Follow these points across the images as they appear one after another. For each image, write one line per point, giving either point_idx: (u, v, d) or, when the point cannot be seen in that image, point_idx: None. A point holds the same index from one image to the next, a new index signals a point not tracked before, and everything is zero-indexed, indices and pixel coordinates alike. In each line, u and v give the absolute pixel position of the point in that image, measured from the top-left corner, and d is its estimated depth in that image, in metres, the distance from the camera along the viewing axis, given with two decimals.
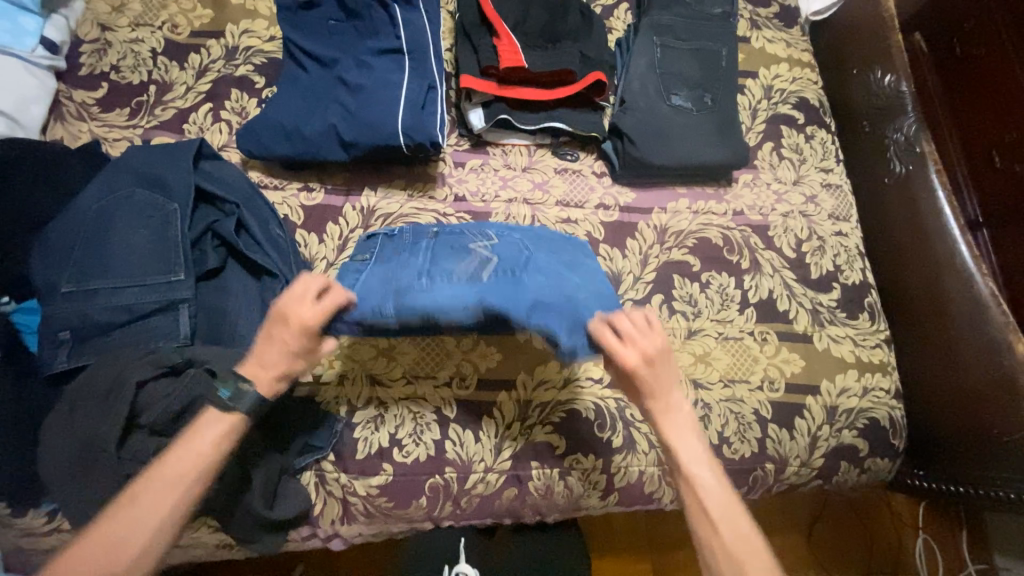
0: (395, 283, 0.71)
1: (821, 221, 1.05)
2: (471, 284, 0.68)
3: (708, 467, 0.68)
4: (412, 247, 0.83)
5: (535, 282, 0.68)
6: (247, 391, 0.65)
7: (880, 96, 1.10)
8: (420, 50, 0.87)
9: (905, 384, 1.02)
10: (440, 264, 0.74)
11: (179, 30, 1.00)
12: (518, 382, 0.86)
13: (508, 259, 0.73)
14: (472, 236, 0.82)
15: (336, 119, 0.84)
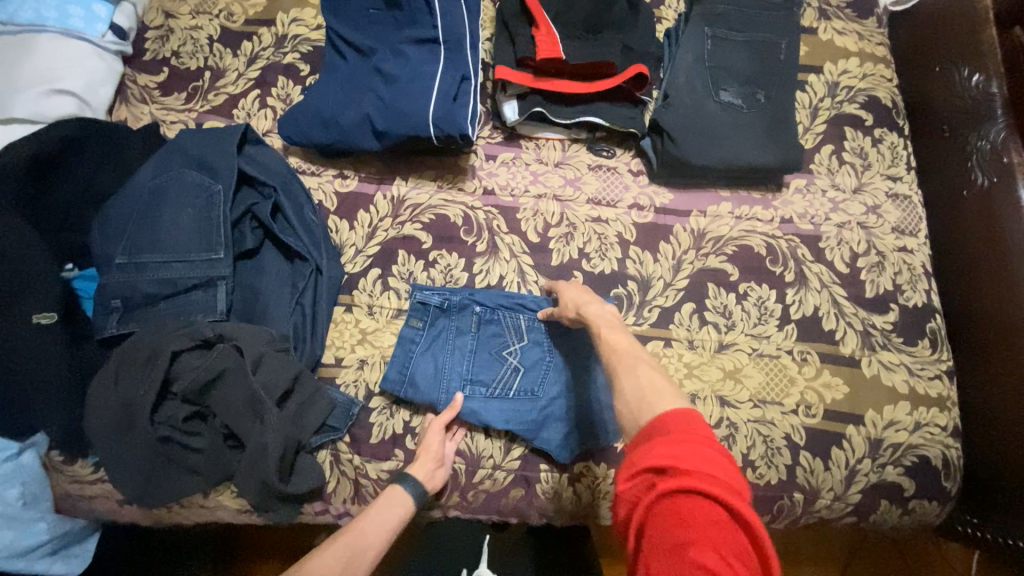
0: (445, 381, 0.83)
1: (882, 236, 0.95)
2: (501, 402, 0.83)
3: (626, 337, 0.66)
4: (455, 324, 0.87)
5: (548, 403, 0.83)
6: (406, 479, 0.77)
7: (963, 98, 1.00)
8: (456, 40, 0.86)
9: (966, 422, 0.92)
10: (479, 365, 0.85)
11: (235, 18, 1.04)
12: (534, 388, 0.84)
13: (536, 377, 0.85)
14: (508, 319, 0.87)
15: (371, 109, 0.84)
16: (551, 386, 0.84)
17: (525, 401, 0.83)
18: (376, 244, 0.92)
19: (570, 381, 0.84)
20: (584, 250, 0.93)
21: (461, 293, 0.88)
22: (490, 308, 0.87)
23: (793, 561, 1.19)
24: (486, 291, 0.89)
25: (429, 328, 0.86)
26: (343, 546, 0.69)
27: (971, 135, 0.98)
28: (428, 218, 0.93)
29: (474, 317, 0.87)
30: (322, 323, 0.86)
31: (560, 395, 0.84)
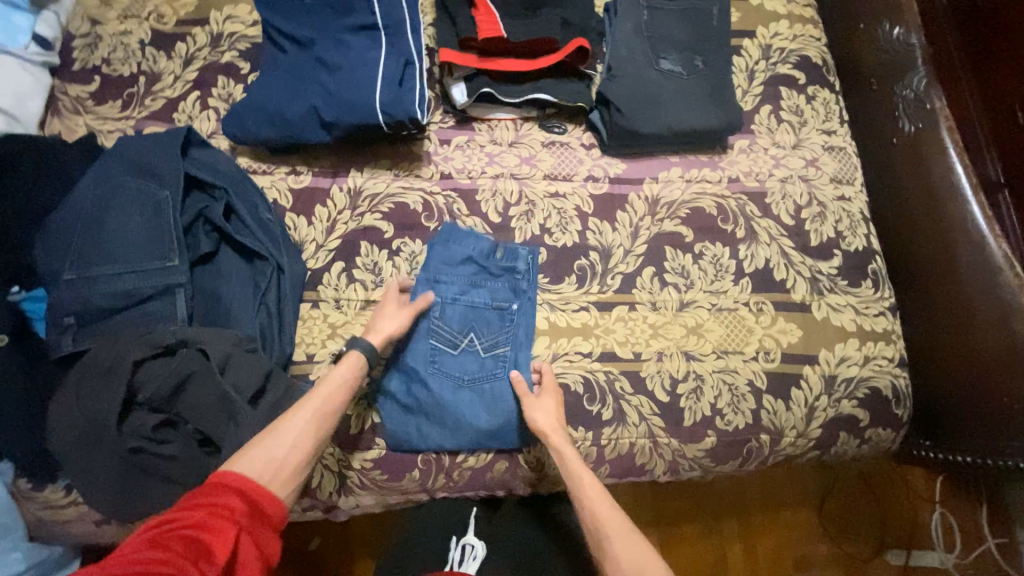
0: (442, 288, 0.89)
1: (822, 186, 1.01)
2: (426, 329, 0.87)
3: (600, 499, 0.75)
4: (507, 284, 0.91)
5: (423, 362, 0.85)
6: (359, 342, 0.80)
7: (889, 52, 1.09)
8: (396, 25, 0.84)
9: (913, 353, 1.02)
10: (459, 313, 0.88)
11: (166, 20, 1.01)
12: (430, 375, 0.85)
13: (444, 360, 0.86)
14: (502, 335, 0.88)
15: (317, 99, 0.83)
16: (438, 377, 0.85)
17: (428, 367, 0.85)
18: (337, 238, 0.91)
19: (440, 399, 0.84)
20: (544, 225, 0.96)
21: (526, 276, 0.91)
22: (517, 318, 0.89)
23: (775, 505, 1.27)
24: (531, 323, 0.90)
25: (486, 259, 0.91)
26: (309, 407, 0.72)
27: (896, 86, 1.07)
28: (388, 207, 0.93)
29: (502, 305, 0.89)
30: (290, 321, 0.86)
31: (426, 391, 0.84)
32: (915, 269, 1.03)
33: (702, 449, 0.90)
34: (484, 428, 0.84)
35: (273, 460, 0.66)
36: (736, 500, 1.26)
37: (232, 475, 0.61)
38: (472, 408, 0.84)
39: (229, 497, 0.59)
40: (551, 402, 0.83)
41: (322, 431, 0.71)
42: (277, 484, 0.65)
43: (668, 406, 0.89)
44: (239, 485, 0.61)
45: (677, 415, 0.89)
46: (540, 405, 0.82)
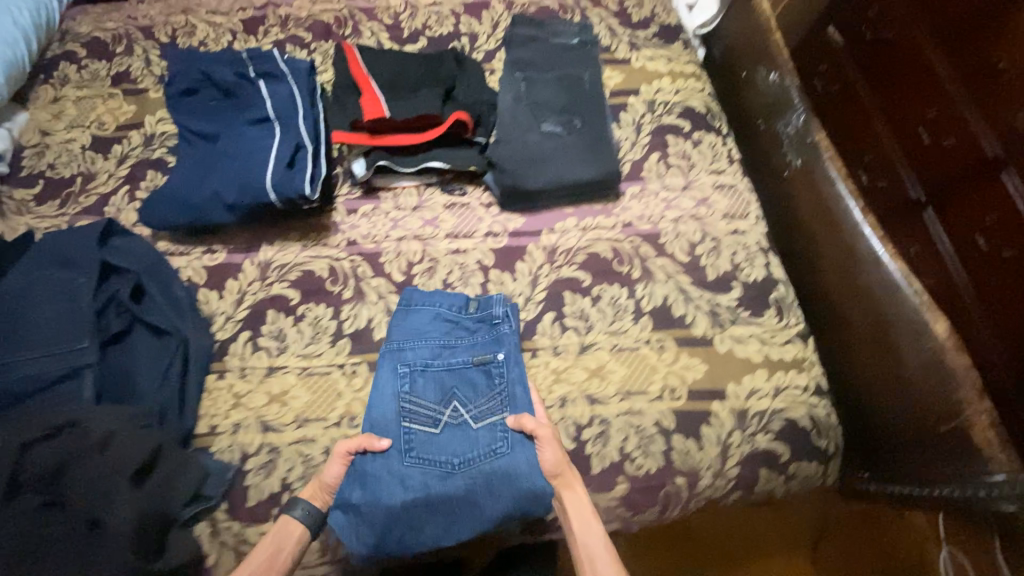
0: (410, 363, 0.90)
1: (715, 223, 1.05)
2: (396, 417, 0.86)
3: (595, 537, 0.78)
4: (485, 337, 0.93)
5: (398, 454, 0.84)
6: (294, 506, 0.79)
7: (770, 94, 1.17)
8: (287, 115, 0.93)
9: (844, 375, 1.02)
10: (433, 386, 0.89)
11: (106, 126, 1.14)
12: (405, 469, 0.82)
13: (424, 443, 0.85)
14: (488, 397, 0.88)
15: (219, 186, 0.92)
16: (415, 470, 0.82)
17: (405, 458, 0.83)
18: (245, 309, 0.96)
19: (428, 498, 0.81)
20: (446, 280, 1.00)
21: (504, 320, 0.93)
22: (502, 370, 0.89)
23: (761, 557, 1.19)
24: (520, 373, 0.89)
25: (459, 314, 0.94)
26: None
27: (780, 124, 1.14)
28: (295, 275, 0.99)
29: (484, 367, 0.90)
30: (193, 394, 0.89)
31: (404, 489, 0.81)
32: (827, 291, 1.05)
33: (614, 498, 0.87)
34: (490, 516, 0.80)
35: None
36: (719, 555, 1.18)
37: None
38: (463, 498, 0.81)
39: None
40: (545, 444, 0.82)
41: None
42: None
43: (574, 454, 0.88)
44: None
45: (585, 463, 0.87)
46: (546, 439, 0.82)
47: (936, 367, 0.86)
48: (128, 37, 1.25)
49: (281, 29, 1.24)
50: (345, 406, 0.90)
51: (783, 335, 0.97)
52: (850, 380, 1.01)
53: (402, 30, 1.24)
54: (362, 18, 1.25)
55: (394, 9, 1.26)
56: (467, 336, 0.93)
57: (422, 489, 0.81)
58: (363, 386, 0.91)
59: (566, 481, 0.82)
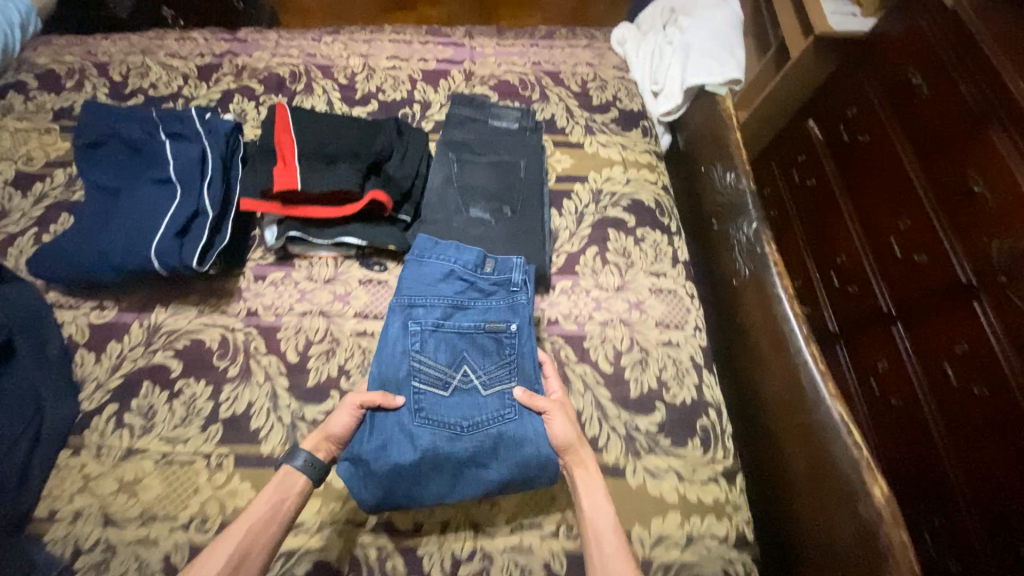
0: (422, 318, 0.84)
1: (646, 331, 0.96)
2: (404, 375, 0.80)
3: (612, 524, 0.72)
4: (501, 302, 0.87)
5: (406, 412, 0.78)
6: (298, 452, 0.75)
7: (725, 194, 1.09)
8: (188, 178, 0.88)
9: (780, 519, 0.89)
10: (444, 349, 0.83)
11: (35, 162, 1.11)
12: (416, 423, 0.77)
13: (433, 404, 0.79)
14: (500, 364, 0.83)
15: (105, 244, 0.86)
16: (424, 428, 0.76)
17: (412, 417, 0.77)
18: (121, 376, 0.89)
19: (437, 457, 0.75)
20: (343, 366, 0.91)
21: (522, 287, 0.88)
22: (516, 339, 0.84)
23: None
24: (531, 345, 0.85)
25: (474, 271, 0.88)
26: (230, 542, 0.66)
27: (732, 227, 1.07)
28: (182, 344, 0.91)
29: (496, 330, 0.85)
30: (38, 471, 0.80)
31: (412, 449, 0.75)
32: (766, 416, 0.94)
33: None
34: (496, 479, 0.76)
35: None
36: None
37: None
38: (473, 459, 0.76)
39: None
40: (558, 415, 0.79)
41: (241, 572, 0.65)
42: None
43: None
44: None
45: None
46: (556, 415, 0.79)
47: (871, 542, 0.71)
48: (82, 72, 1.23)
49: (234, 79, 1.21)
50: (201, 503, 0.80)
51: (705, 470, 0.86)
52: (786, 528, 0.87)
53: (355, 90, 1.19)
54: (316, 75, 1.21)
55: (351, 69, 1.22)
56: (484, 297, 0.88)
57: (430, 447, 0.75)
58: (226, 482, 0.81)
59: (579, 458, 0.77)
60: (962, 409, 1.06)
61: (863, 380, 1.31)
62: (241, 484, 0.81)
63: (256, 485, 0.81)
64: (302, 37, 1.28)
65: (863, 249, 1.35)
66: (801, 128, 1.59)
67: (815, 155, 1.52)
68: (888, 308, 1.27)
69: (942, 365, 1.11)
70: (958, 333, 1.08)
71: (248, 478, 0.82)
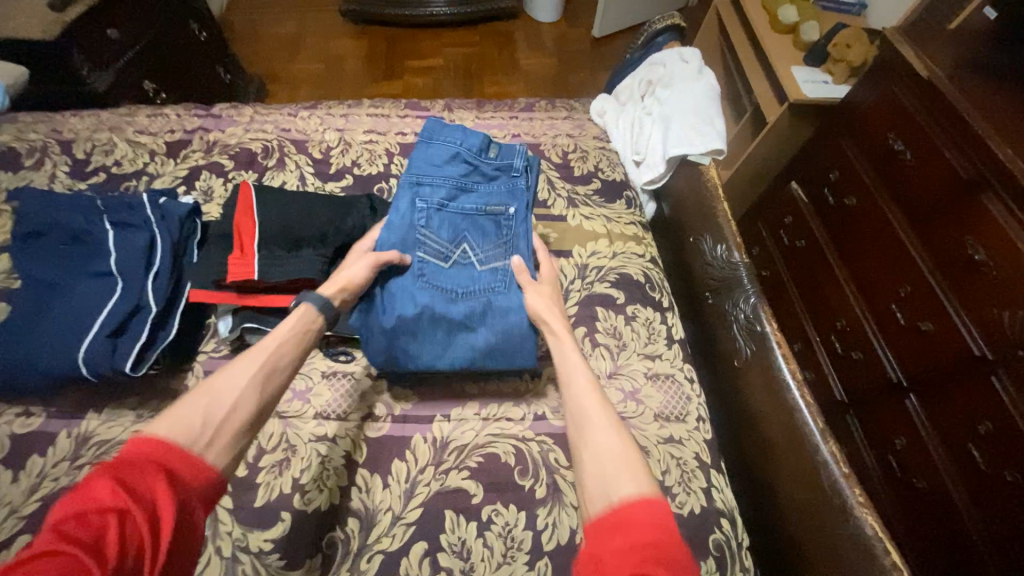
0: (427, 195, 0.93)
1: (644, 426, 0.86)
2: (408, 246, 0.89)
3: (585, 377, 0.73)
4: (501, 188, 0.96)
5: (409, 279, 0.88)
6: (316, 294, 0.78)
7: (717, 267, 1.04)
8: (132, 271, 0.81)
9: None
10: (447, 225, 0.92)
11: None
12: (421, 283, 0.88)
13: (436, 271, 0.89)
14: (497, 242, 0.93)
15: (25, 347, 0.75)
16: (425, 291, 0.87)
17: (415, 282, 0.88)
18: (36, 500, 0.75)
19: (434, 314, 0.85)
20: (300, 480, 0.79)
21: (521, 173, 0.97)
22: (512, 222, 0.93)
23: None
24: (524, 228, 0.93)
25: (477, 158, 0.97)
26: (253, 358, 0.67)
27: (727, 303, 1.00)
28: (111, 457, 0.79)
29: (495, 211, 0.94)
30: None
31: (414, 305, 0.85)
32: (781, 516, 0.83)
33: None
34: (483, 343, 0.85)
35: (210, 418, 0.59)
36: None
37: (161, 441, 0.54)
38: (468, 321, 0.85)
39: (143, 471, 0.51)
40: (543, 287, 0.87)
41: (269, 384, 0.66)
42: (202, 444, 0.57)
43: None
44: (161, 452, 0.53)
45: None
46: (537, 289, 0.87)
47: None
48: (43, 150, 1.17)
49: (204, 155, 1.16)
50: None
51: None
52: None
53: (329, 164, 1.15)
54: (290, 149, 1.17)
55: (327, 143, 1.18)
56: (483, 182, 0.97)
57: (427, 306, 0.85)
58: None
59: (555, 329, 0.81)
60: (995, 497, 0.95)
61: (881, 457, 1.20)
62: None
63: None
64: (278, 111, 1.25)
65: (862, 314, 1.28)
66: (785, 191, 1.58)
67: (801, 216, 1.50)
68: (898, 379, 1.18)
69: (966, 446, 1.01)
70: (979, 411, 0.99)
71: None
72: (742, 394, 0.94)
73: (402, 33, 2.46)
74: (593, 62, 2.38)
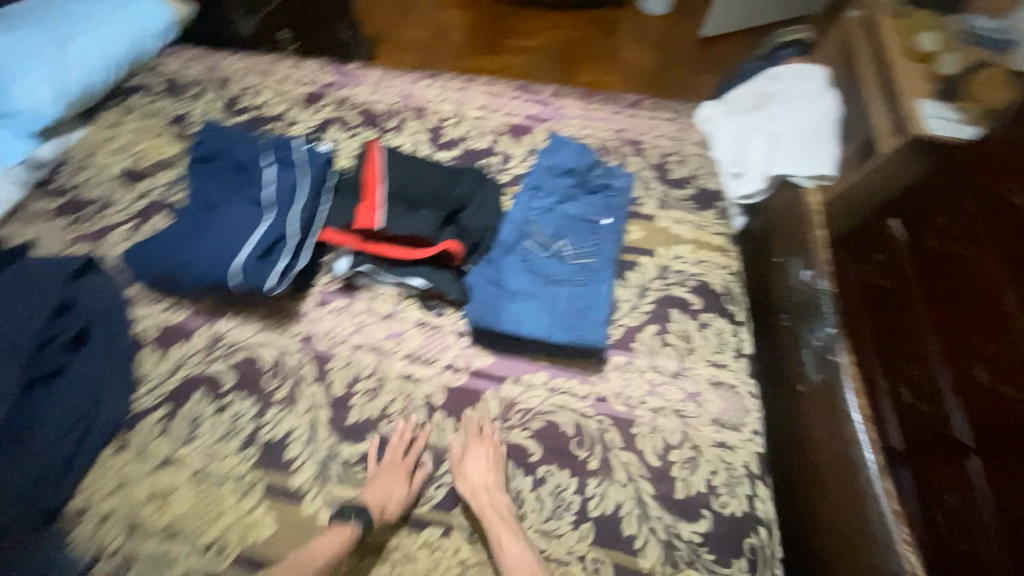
0: (540, 198, 1.09)
1: (699, 428, 0.91)
2: (518, 233, 1.03)
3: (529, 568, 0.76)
4: (600, 202, 1.10)
5: (512, 259, 0.99)
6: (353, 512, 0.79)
7: (799, 291, 1.05)
8: (281, 206, 0.95)
9: None
10: (552, 223, 1.05)
11: (144, 159, 1.19)
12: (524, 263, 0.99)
13: (537, 256, 1.00)
14: (591, 243, 1.04)
15: (191, 254, 0.91)
16: (524, 272, 0.98)
17: (518, 263, 0.99)
18: (177, 380, 0.92)
19: (532, 292, 0.96)
20: (386, 409, 0.91)
21: (617, 193, 1.12)
22: (605, 230, 1.06)
23: None
24: (616, 236, 1.06)
25: (586, 175, 1.13)
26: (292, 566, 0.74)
27: (803, 328, 1.02)
28: (238, 357, 0.94)
29: (593, 219, 1.08)
30: (80, 467, 0.83)
31: (514, 280, 0.97)
32: (817, 536, 0.86)
33: None
34: (565, 322, 0.94)
35: None
36: None
37: None
38: (557, 303, 0.96)
39: None
40: (483, 452, 0.85)
41: None
42: None
43: None
44: None
45: None
46: (472, 457, 0.85)
47: None
48: (202, 83, 1.34)
49: (334, 109, 1.28)
50: (222, 529, 0.80)
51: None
52: None
53: (441, 133, 1.24)
54: (408, 115, 1.27)
55: (442, 114, 1.27)
56: (586, 195, 1.11)
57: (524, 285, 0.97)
58: (251, 510, 0.81)
59: (489, 506, 0.81)
60: None
61: (927, 517, 1.11)
62: (267, 515, 0.82)
63: (280, 520, 0.81)
64: (401, 76, 1.35)
65: (940, 366, 1.16)
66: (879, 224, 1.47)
67: (893, 254, 1.39)
68: (968, 442, 1.06)
69: None
70: None
71: (273, 509, 0.82)
72: (803, 416, 0.96)
73: (509, 9, 2.50)
74: (696, 63, 2.32)
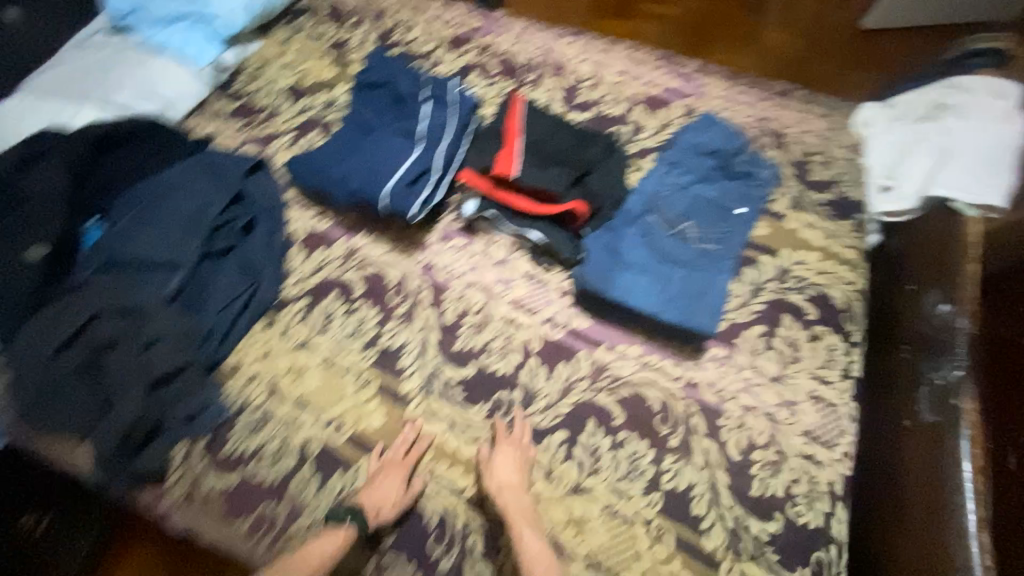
0: (675, 175, 1.07)
1: (788, 435, 0.90)
2: (645, 206, 1.03)
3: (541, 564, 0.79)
4: (738, 190, 1.07)
5: (632, 230, 1.00)
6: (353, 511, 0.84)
7: (932, 325, 0.95)
8: (430, 141, 1.03)
9: None
10: (683, 202, 1.04)
11: (305, 76, 1.30)
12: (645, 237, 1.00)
13: (659, 232, 1.00)
14: (719, 230, 1.02)
15: (349, 172, 1.02)
16: (643, 246, 0.99)
17: (639, 235, 1.00)
18: (316, 279, 1.05)
19: (647, 266, 0.97)
20: (488, 345, 0.98)
21: (759, 184, 1.08)
22: (738, 219, 1.04)
23: None
24: (748, 227, 1.04)
25: (728, 160, 1.09)
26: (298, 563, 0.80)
27: (924, 364, 0.94)
28: (369, 271, 1.05)
29: (727, 205, 1.05)
30: (236, 334, 0.98)
31: (632, 250, 0.98)
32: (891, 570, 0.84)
33: None
34: (677, 300, 0.95)
35: None
36: None
37: None
38: (672, 281, 0.96)
39: None
40: (509, 450, 0.87)
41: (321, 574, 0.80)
42: None
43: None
44: None
45: None
46: (494, 460, 0.86)
47: None
48: (361, 11, 1.41)
49: (478, 55, 1.31)
50: (340, 412, 0.93)
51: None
52: None
53: (577, 95, 1.24)
54: (547, 71, 1.27)
55: (580, 74, 1.26)
56: (722, 180, 1.08)
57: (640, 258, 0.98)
58: (365, 403, 0.94)
59: (509, 503, 0.83)
60: None
61: None
62: (377, 410, 0.94)
63: (386, 418, 0.93)
64: (546, 30, 1.34)
65: None
66: None
67: None
68: None
69: None
70: None
71: (382, 407, 0.94)
72: (904, 456, 0.91)
73: None
74: (852, 56, 2.08)
